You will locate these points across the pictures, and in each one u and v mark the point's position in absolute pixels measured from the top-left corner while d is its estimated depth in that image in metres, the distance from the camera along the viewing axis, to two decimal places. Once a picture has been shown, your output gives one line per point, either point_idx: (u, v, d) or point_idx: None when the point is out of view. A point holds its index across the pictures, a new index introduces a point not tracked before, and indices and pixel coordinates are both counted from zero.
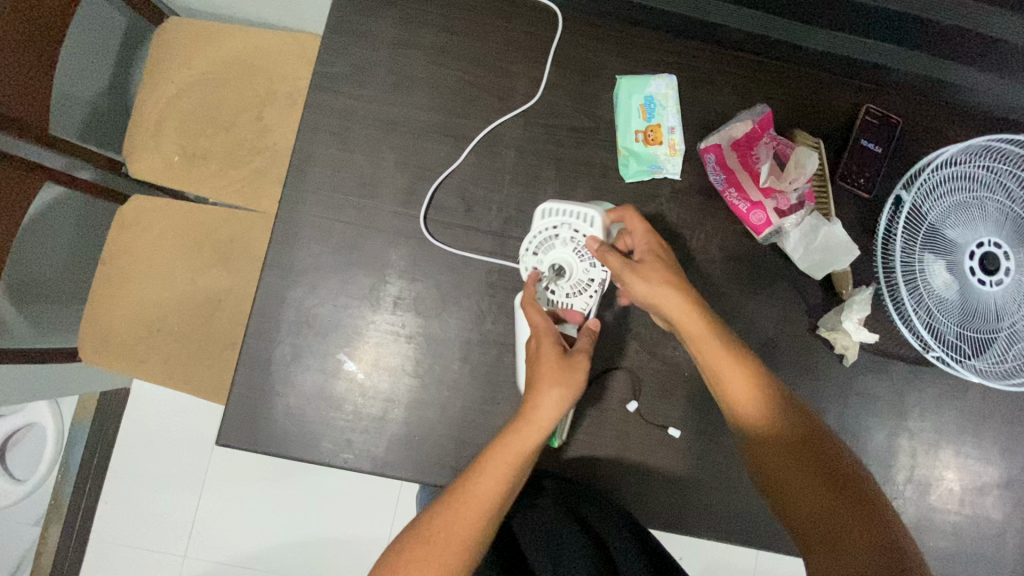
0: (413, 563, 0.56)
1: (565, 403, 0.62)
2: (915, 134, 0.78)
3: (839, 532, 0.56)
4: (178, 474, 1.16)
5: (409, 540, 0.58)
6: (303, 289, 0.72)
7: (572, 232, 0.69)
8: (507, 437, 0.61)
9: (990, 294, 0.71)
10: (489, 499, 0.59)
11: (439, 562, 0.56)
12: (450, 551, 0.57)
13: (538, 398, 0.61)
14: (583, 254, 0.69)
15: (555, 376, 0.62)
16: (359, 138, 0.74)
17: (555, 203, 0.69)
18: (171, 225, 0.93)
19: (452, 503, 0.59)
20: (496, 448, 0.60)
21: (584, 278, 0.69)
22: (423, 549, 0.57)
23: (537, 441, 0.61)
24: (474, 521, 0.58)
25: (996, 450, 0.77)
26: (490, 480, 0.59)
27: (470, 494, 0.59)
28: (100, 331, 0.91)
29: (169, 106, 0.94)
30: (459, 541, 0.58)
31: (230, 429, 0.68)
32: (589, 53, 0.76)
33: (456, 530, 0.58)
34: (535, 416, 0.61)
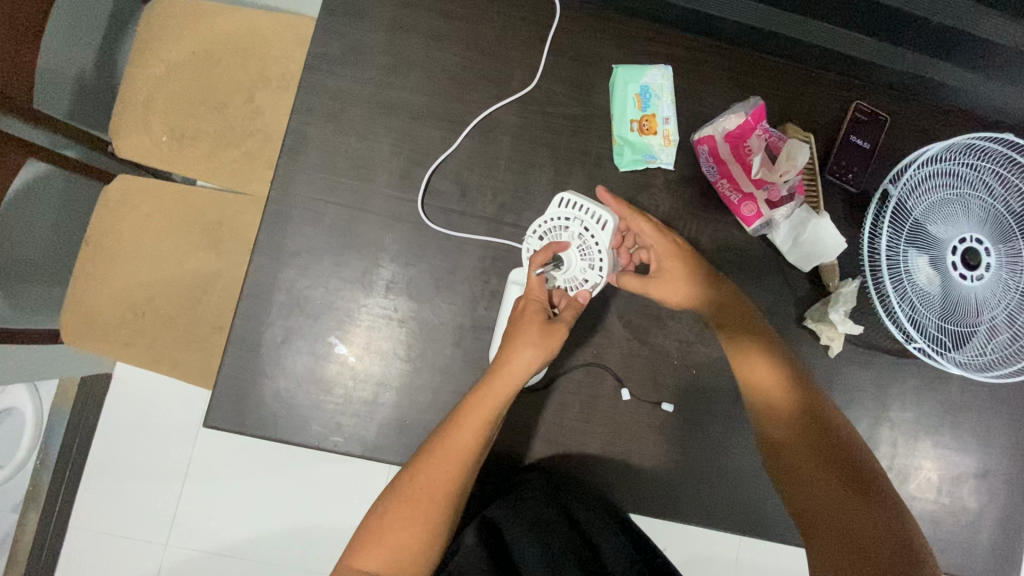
0: (400, 520, 0.57)
1: (543, 356, 0.62)
2: (901, 132, 0.80)
3: (841, 512, 0.57)
4: (161, 460, 1.15)
5: (392, 499, 0.59)
6: (295, 271, 0.71)
7: (581, 229, 0.68)
8: (479, 391, 0.61)
9: (970, 289, 0.73)
10: (465, 453, 0.59)
11: (425, 517, 0.58)
12: (434, 504, 0.58)
13: (512, 354, 0.61)
14: (587, 254, 0.67)
15: (535, 334, 0.62)
16: (354, 120, 0.74)
17: (574, 196, 0.69)
18: (159, 206, 0.92)
19: (430, 458, 0.59)
20: (469, 404, 0.60)
21: (580, 277, 0.67)
22: (407, 505, 0.58)
23: (510, 393, 0.61)
24: (453, 472, 0.59)
25: (973, 441, 0.79)
26: (464, 434, 0.59)
27: (445, 448, 0.59)
28: (84, 313, 0.90)
29: (158, 84, 0.92)
30: (440, 494, 0.58)
31: (218, 411, 0.68)
32: (586, 42, 0.77)
33: (437, 484, 0.58)
34: (507, 369, 0.61)
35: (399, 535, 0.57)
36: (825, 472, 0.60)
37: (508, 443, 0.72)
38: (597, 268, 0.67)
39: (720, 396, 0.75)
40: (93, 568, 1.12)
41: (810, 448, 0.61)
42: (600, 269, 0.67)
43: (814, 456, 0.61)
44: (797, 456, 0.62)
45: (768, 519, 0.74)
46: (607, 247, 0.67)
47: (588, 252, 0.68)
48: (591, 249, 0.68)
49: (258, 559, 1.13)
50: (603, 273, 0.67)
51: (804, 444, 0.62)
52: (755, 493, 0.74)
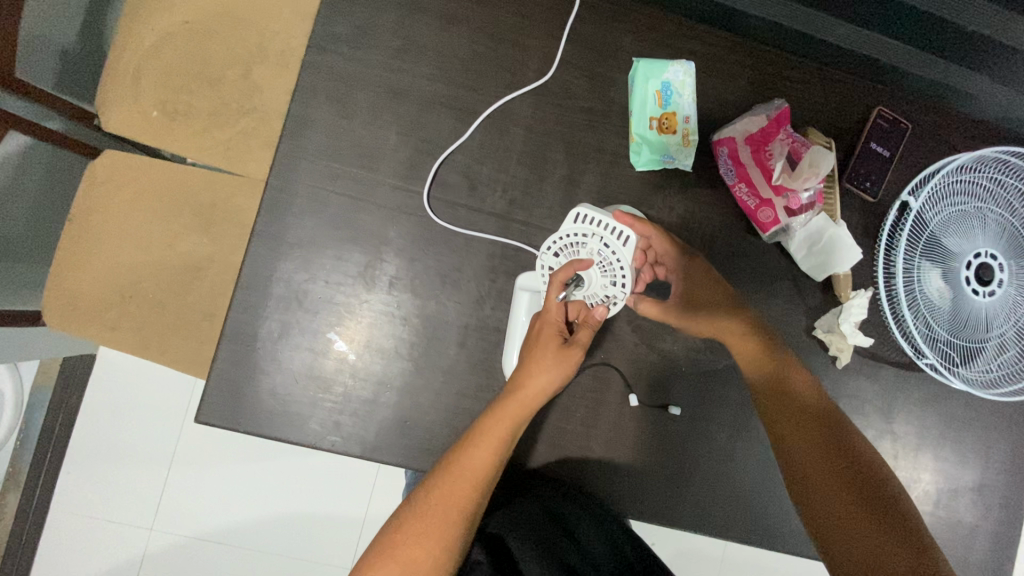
0: (413, 536, 0.56)
1: (560, 374, 0.62)
2: (921, 142, 0.78)
3: (863, 535, 0.55)
4: (147, 445, 1.12)
5: (406, 512, 0.58)
6: (294, 262, 0.68)
7: (600, 246, 0.63)
8: (496, 409, 0.61)
9: (982, 305, 0.72)
10: (483, 468, 0.59)
11: (439, 533, 0.56)
12: (449, 520, 0.57)
13: (528, 373, 0.61)
14: (607, 270, 0.63)
15: (552, 356, 0.62)
16: (360, 106, 0.70)
17: (590, 211, 0.63)
18: (148, 185, 0.87)
19: (447, 472, 0.59)
20: (487, 420, 0.61)
21: (601, 293, 0.64)
22: (421, 520, 0.56)
23: (525, 412, 0.61)
24: (469, 487, 0.58)
25: (973, 455, 0.79)
26: (481, 450, 0.59)
27: (463, 462, 0.59)
28: (68, 295, 0.86)
29: (149, 56, 0.87)
30: (456, 510, 0.57)
31: (210, 406, 0.65)
32: (607, 33, 0.73)
33: (454, 499, 0.57)
34: (524, 388, 0.61)
35: (412, 551, 0.55)
36: (841, 490, 0.59)
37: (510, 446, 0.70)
38: (619, 285, 0.63)
39: (726, 404, 0.74)
40: (75, 553, 1.09)
41: (827, 465, 0.61)
42: (623, 285, 0.63)
43: (830, 473, 0.60)
44: (812, 470, 0.61)
45: (769, 529, 0.74)
46: (629, 263, 0.63)
47: (610, 268, 0.63)
48: (613, 265, 0.63)
49: (246, 547, 1.12)
50: (626, 289, 0.63)
51: (820, 460, 0.61)
52: (756, 502, 0.74)
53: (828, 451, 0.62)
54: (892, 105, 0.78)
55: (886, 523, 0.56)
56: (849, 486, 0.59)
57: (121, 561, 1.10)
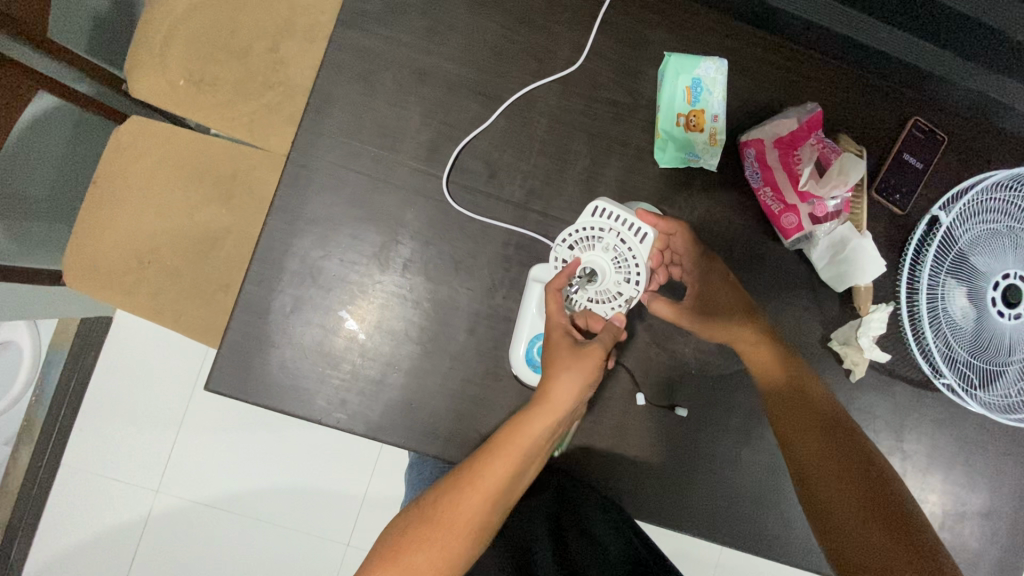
0: (419, 544, 0.55)
1: (589, 378, 0.60)
2: (956, 156, 0.76)
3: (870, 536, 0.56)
4: (158, 408, 1.14)
5: (414, 517, 0.57)
6: (310, 239, 0.68)
7: (617, 241, 0.63)
8: (521, 419, 0.59)
9: (1006, 328, 0.70)
10: (500, 481, 0.57)
11: (447, 544, 0.55)
12: (458, 533, 0.56)
13: (554, 382, 0.59)
14: (622, 266, 0.63)
15: (566, 364, 0.59)
16: (385, 86, 0.70)
17: (609, 205, 0.64)
18: (171, 153, 0.88)
19: (463, 482, 0.57)
20: (508, 432, 0.58)
21: (613, 290, 0.64)
22: (429, 528, 0.56)
23: (557, 422, 0.59)
24: (484, 500, 0.57)
25: (983, 480, 0.77)
26: (500, 464, 0.57)
27: (479, 474, 0.57)
28: (88, 258, 0.87)
29: (180, 25, 0.87)
30: (467, 523, 0.56)
31: (221, 376, 0.66)
32: (640, 25, 0.72)
33: (467, 512, 0.56)
34: (553, 399, 0.59)
35: (415, 560, 0.54)
36: (852, 503, 0.58)
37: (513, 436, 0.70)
38: (633, 282, 0.63)
39: (734, 411, 0.74)
40: (82, 509, 1.12)
41: (841, 479, 0.60)
42: (635, 283, 0.63)
43: (843, 489, 0.59)
44: (820, 480, 0.61)
45: (767, 539, 0.73)
46: (644, 261, 0.63)
47: (624, 264, 0.63)
48: (628, 261, 0.63)
49: (248, 516, 1.14)
50: (639, 287, 0.63)
51: (832, 475, 0.61)
52: (756, 510, 0.73)
53: (841, 463, 0.61)
54: (929, 116, 0.75)
55: (899, 535, 0.55)
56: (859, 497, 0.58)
57: (127, 520, 1.13)
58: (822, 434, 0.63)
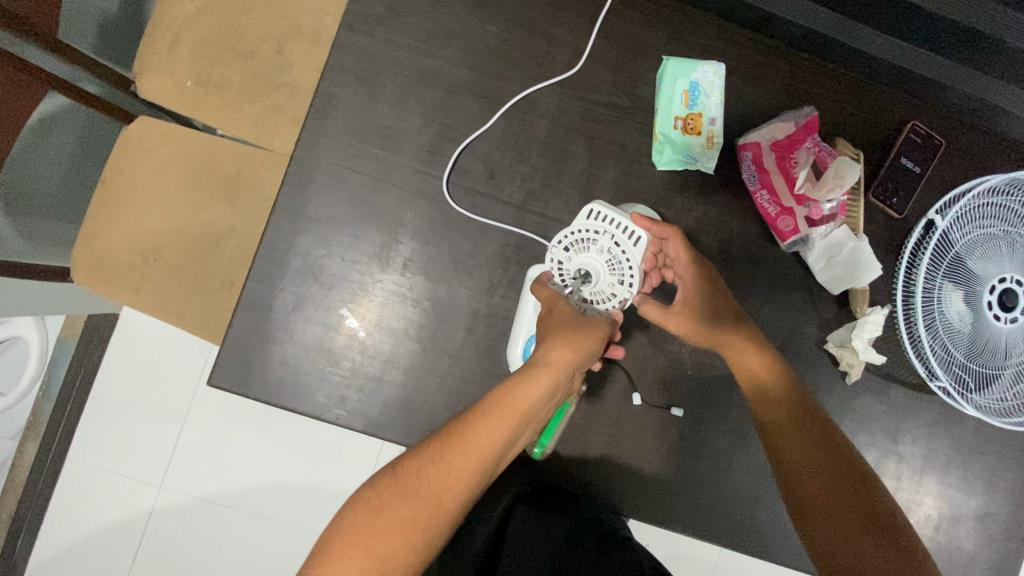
0: (395, 522, 0.52)
1: (582, 350, 0.59)
2: (953, 160, 0.76)
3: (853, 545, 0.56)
4: (161, 404, 1.16)
5: (388, 491, 0.53)
6: (312, 237, 0.69)
7: (610, 243, 0.63)
8: (512, 389, 0.57)
9: (1002, 331, 0.71)
10: (487, 448, 0.55)
11: (425, 521, 0.52)
12: (438, 508, 0.53)
13: (548, 352, 0.58)
14: (616, 268, 0.64)
15: (565, 337, 0.59)
16: (387, 88, 0.71)
17: (604, 208, 0.64)
18: (177, 152, 0.89)
19: (448, 453, 0.54)
20: (497, 396, 0.56)
21: (608, 291, 0.64)
22: (407, 504, 0.52)
23: (548, 390, 0.57)
24: (468, 474, 0.54)
25: (980, 483, 0.77)
26: (487, 431, 0.55)
27: (468, 446, 0.55)
28: (95, 255, 0.88)
29: (187, 27, 0.89)
30: (449, 492, 0.54)
31: (223, 371, 0.67)
32: (639, 29, 0.73)
33: (450, 485, 0.54)
34: (548, 369, 0.57)
35: (391, 539, 0.51)
36: (834, 502, 0.59)
37: None
38: (626, 284, 0.64)
39: (730, 411, 0.74)
40: (86, 504, 1.14)
41: (821, 479, 0.61)
42: (629, 284, 0.64)
43: (827, 489, 0.60)
44: (801, 480, 0.62)
45: (762, 538, 0.74)
46: (638, 263, 0.63)
47: (618, 266, 0.64)
48: (622, 263, 0.63)
49: (249, 512, 1.15)
50: (632, 289, 0.64)
51: (813, 474, 0.61)
52: (751, 510, 0.74)
53: (823, 463, 0.62)
54: (925, 119, 0.76)
55: (876, 532, 0.56)
56: (840, 496, 0.59)
57: (130, 514, 1.14)
58: (806, 433, 0.64)
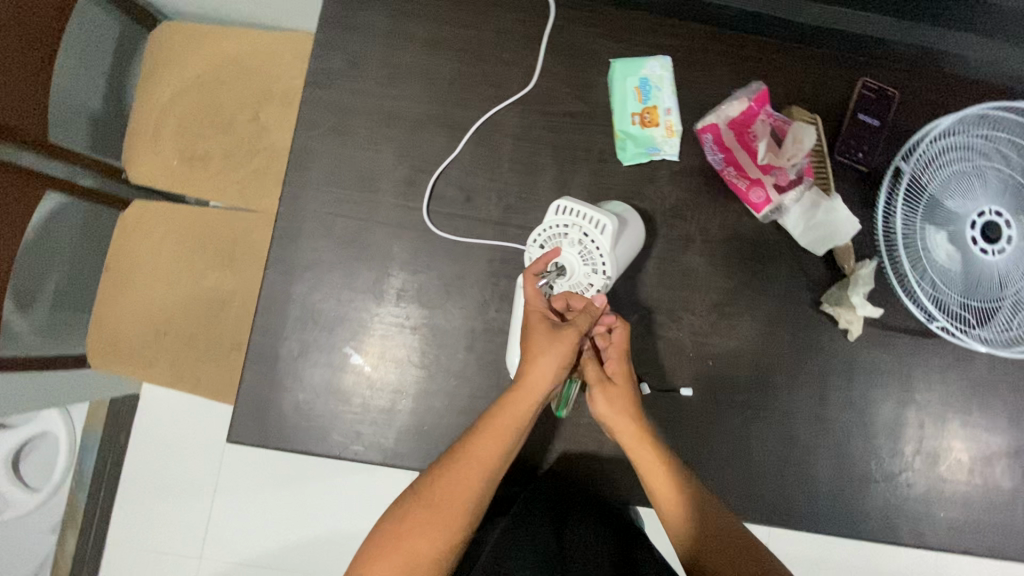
0: (420, 528, 0.59)
1: (562, 363, 0.63)
2: (906, 109, 0.79)
3: None
4: (191, 473, 1.18)
5: (412, 504, 0.60)
6: (307, 285, 0.72)
7: (581, 235, 0.65)
8: (504, 404, 0.62)
9: (991, 264, 0.70)
10: (492, 458, 0.61)
11: (446, 522, 0.59)
12: (456, 509, 0.60)
13: (531, 364, 0.62)
14: (589, 259, 0.65)
15: (546, 345, 0.62)
16: (357, 133, 0.75)
17: (571, 203, 0.66)
18: (173, 228, 0.94)
19: (456, 466, 0.61)
20: (494, 410, 0.62)
21: (585, 282, 0.66)
22: (430, 511, 0.60)
23: (533, 404, 0.62)
24: (476, 482, 0.61)
25: (1003, 419, 0.77)
26: (490, 441, 0.61)
27: (472, 457, 0.61)
28: (108, 338, 0.92)
29: (166, 110, 0.94)
30: (463, 499, 0.60)
31: (240, 426, 0.69)
32: (584, 38, 0.76)
33: (462, 492, 0.60)
34: (528, 383, 0.62)
35: (418, 541, 0.59)
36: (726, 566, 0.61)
37: (528, 445, 0.72)
38: (601, 272, 0.65)
39: (739, 387, 0.75)
40: None
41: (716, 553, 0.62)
42: (604, 272, 0.65)
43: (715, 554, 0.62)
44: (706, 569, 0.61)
45: (794, 509, 0.73)
46: (609, 251, 0.65)
47: (591, 256, 0.65)
48: (594, 254, 0.65)
49: (290, 570, 1.15)
50: (608, 275, 0.65)
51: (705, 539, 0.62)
52: (779, 482, 0.74)
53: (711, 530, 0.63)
54: (872, 76, 0.79)
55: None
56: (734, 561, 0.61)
57: None
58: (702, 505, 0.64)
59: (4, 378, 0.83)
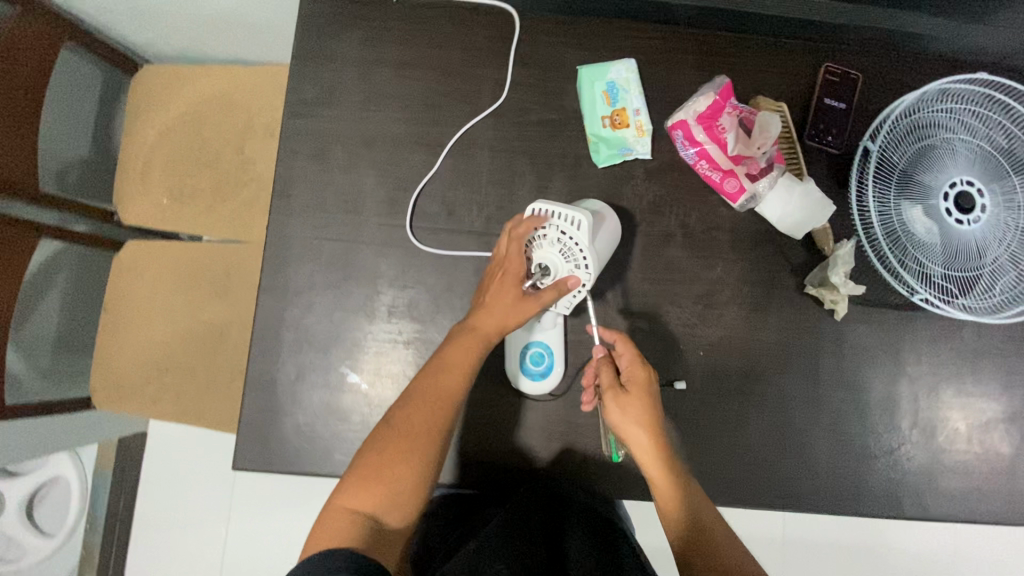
0: (394, 458, 0.58)
1: (516, 322, 0.65)
2: (871, 89, 0.81)
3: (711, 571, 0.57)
4: (203, 505, 1.18)
5: (384, 438, 0.59)
6: (300, 309, 0.74)
7: (559, 234, 0.65)
8: (463, 342, 0.63)
9: (968, 233, 0.72)
10: (456, 389, 0.62)
11: (419, 453, 0.59)
12: (429, 440, 0.60)
13: (491, 318, 0.64)
14: (570, 256, 0.66)
15: (512, 303, 0.64)
16: (338, 158, 0.77)
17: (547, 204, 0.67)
18: (167, 265, 0.96)
19: (420, 401, 0.61)
20: (453, 348, 0.63)
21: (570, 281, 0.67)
22: (402, 442, 0.59)
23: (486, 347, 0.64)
24: (441, 414, 0.61)
25: (996, 385, 0.78)
26: (453, 372, 0.62)
27: (433, 393, 0.61)
28: (110, 378, 0.94)
29: (153, 151, 0.97)
30: (432, 429, 0.60)
31: (244, 452, 0.70)
32: (551, 48, 0.79)
33: (431, 421, 0.60)
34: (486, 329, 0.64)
35: (394, 472, 0.58)
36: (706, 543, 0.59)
37: (528, 449, 0.73)
38: (584, 267, 0.66)
39: (731, 375, 0.76)
40: None
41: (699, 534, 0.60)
42: (586, 268, 0.66)
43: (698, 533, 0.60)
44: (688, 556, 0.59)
45: (796, 491, 0.74)
46: (588, 246, 0.65)
47: (571, 254, 0.66)
48: (574, 251, 0.66)
49: None
50: (591, 270, 0.66)
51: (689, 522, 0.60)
52: (779, 465, 0.74)
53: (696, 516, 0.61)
54: (836, 60, 0.81)
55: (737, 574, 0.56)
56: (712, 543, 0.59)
57: None
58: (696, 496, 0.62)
59: (9, 426, 0.84)
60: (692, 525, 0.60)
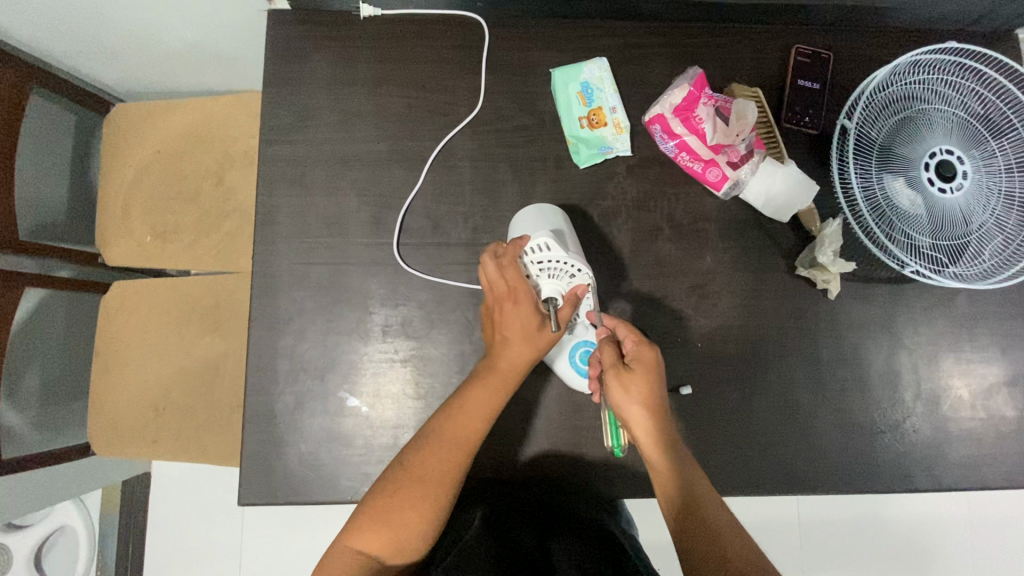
0: (405, 502, 0.59)
1: (537, 349, 0.64)
2: (843, 66, 0.81)
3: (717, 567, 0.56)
4: (214, 541, 1.17)
5: (398, 479, 0.60)
6: (293, 337, 0.73)
7: (536, 265, 0.65)
8: (479, 384, 0.63)
9: (952, 202, 0.71)
10: (472, 437, 0.62)
11: (430, 499, 0.60)
12: (441, 487, 0.60)
13: (511, 355, 0.63)
14: (562, 272, 0.66)
15: (527, 331, 0.63)
16: (317, 182, 0.76)
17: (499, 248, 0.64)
18: (156, 304, 0.95)
19: (437, 445, 0.61)
20: (472, 389, 0.63)
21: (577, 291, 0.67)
22: (413, 485, 0.59)
23: (504, 390, 0.64)
24: (458, 461, 0.61)
25: (995, 349, 0.78)
26: (471, 419, 0.62)
27: (450, 437, 0.61)
28: (108, 423, 0.92)
29: (132, 190, 0.96)
30: (445, 477, 0.60)
31: (250, 488, 0.69)
32: (521, 54, 0.79)
33: (446, 472, 0.60)
34: (504, 369, 0.63)
35: (405, 515, 0.59)
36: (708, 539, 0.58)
37: (535, 457, 0.72)
38: (579, 271, 0.66)
39: (730, 363, 0.76)
40: None
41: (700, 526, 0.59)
42: (581, 270, 0.66)
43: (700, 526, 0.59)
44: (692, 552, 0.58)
45: (807, 474, 0.74)
46: (568, 254, 0.65)
47: (561, 269, 0.66)
48: (560, 266, 0.65)
49: None
50: (585, 270, 0.66)
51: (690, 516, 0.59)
52: (787, 449, 0.74)
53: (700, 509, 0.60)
54: (805, 40, 0.81)
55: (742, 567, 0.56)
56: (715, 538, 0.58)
57: None
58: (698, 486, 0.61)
59: (10, 481, 0.83)
60: (684, 514, 0.60)
